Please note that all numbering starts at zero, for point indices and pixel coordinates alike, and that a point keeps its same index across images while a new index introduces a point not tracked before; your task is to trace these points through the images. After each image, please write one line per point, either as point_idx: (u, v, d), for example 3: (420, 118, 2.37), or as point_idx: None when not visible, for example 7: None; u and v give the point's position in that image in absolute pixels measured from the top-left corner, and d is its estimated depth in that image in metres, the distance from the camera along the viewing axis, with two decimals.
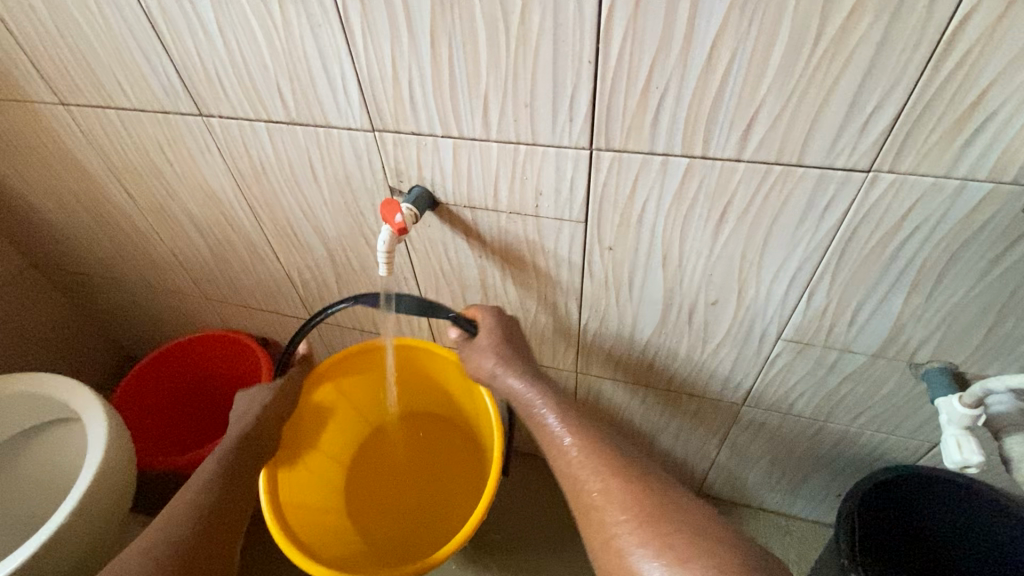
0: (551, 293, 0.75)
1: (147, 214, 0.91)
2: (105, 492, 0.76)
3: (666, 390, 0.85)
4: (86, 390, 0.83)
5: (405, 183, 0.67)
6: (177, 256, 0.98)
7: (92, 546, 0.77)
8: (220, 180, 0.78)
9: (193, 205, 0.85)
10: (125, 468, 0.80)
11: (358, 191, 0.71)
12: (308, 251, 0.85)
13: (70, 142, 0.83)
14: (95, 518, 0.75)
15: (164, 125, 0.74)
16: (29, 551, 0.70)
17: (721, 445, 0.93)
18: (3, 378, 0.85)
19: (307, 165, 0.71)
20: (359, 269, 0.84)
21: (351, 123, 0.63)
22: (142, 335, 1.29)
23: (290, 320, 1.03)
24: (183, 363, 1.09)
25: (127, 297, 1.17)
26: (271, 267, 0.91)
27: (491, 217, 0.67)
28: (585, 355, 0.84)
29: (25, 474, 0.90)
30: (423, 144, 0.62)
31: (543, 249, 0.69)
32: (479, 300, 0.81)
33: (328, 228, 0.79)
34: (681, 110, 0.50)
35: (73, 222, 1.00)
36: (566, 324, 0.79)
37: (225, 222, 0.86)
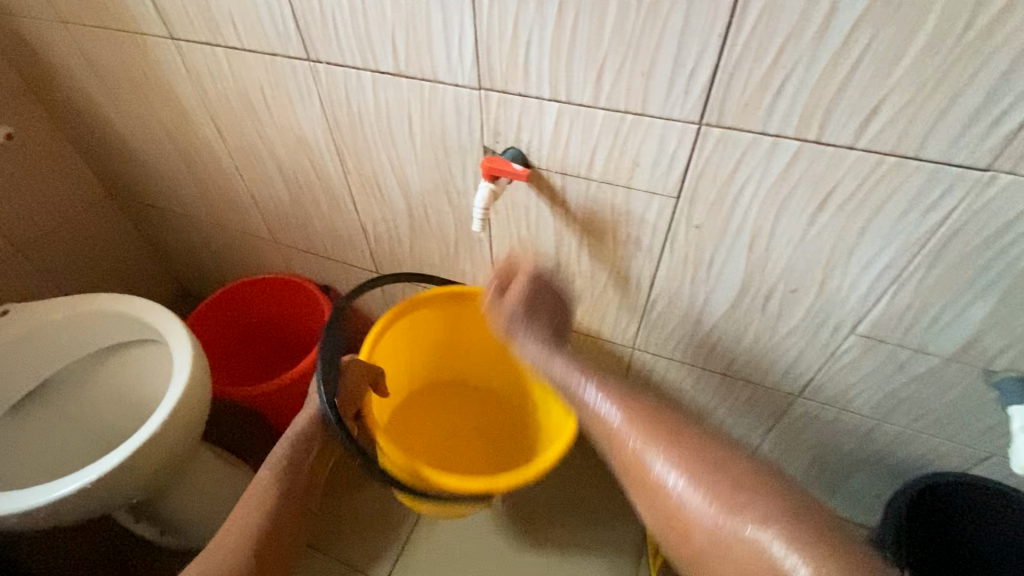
0: (625, 266, 0.76)
1: (235, 155, 0.95)
2: (187, 410, 0.81)
3: (722, 373, 0.86)
4: (172, 316, 0.88)
5: (500, 145, 0.69)
6: (254, 198, 1.02)
7: (170, 456, 0.81)
8: (314, 127, 0.81)
9: (282, 150, 0.88)
10: (204, 392, 0.84)
11: (451, 149, 0.73)
12: (387, 206, 0.88)
13: (172, 79, 0.87)
14: (176, 433, 0.80)
15: (269, 68, 0.76)
16: (124, 451, 0.74)
17: (766, 434, 0.94)
18: (92, 298, 0.89)
19: (405, 119, 0.73)
20: (434, 226, 0.87)
21: (458, 80, 0.65)
22: (204, 274, 1.35)
23: (354, 271, 1.07)
24: (249, 303, 1.14)
25: (196, 235, 1.22)
26: (347, 218, 0.95)
27: (580, 185, 0.68)
28: (645, 332, 0.86)
29: (96, 393, 0.95)
30: (527, 106, 0.63)
31: (628, 222, 0.70)
32: (550, 268, 0.83)
33: (413, 183, 0.81)
34: (803, 93, 0.51)
35: (158, 156, 1.05)
36: (634, 299, 0.81)
37: (310, 170, 0.89)
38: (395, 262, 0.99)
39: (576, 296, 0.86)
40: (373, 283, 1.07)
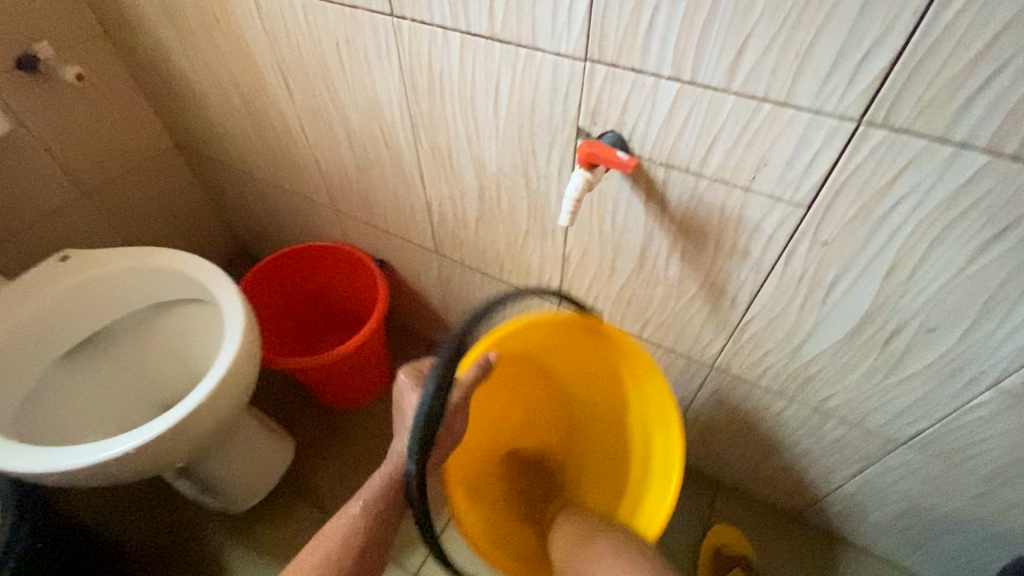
0: (722, 278, 0.67)
1: (302, 114, 0.90)
2: (234, 382, 0.77)
3: (813, 407, 0.76)
4: (226, 281, 0.84)
5: (598, 127, 0.60)
6: (318, 161, 0.97)
7: (214, 427, 0.79)
8: (391, 91, 0.74)
9: (352, 114, 0.82)
10: (252, 363, 0.81)
11: (540, 128, 0.65)
12: (457, 183, 0.80)
13: (245, 27, 0.82)
14: (221, 404, 0.77)
15: (349, 22, 0.69)
16: (169, 421, 0.72)
17: (850, 478, 0.83)
18: (149, 253, 0.87)
19: (492, 90, 0.65)
20: (505, 211, 0.79)
21: (562, 49, 0.56)
22: (260, 234, 1.33)
23: (413, 248, 1.01)
24: (304, 269, 1.11)
25: (255, 194, 1.19)
26: (412, 191, 0.88)
27: (687, 182, 0.59)
28: (730, 351, 0.76)
29: (149, 349, 0.94)
30: (640, 85, 0.54)
31: (736, 228, 0.60)
32: (630, 270, 0.74)
33: (490, 162, 0.73)
34: (1013, 93, 0.40)
35: (225, 110, 1.01)
36: (725, 315, 0.71)
37: (380, 137, 0.83)
38: (457, 244, 0.92)
39: (655, 305, 0.77)
40: (431, 262, 1.01)
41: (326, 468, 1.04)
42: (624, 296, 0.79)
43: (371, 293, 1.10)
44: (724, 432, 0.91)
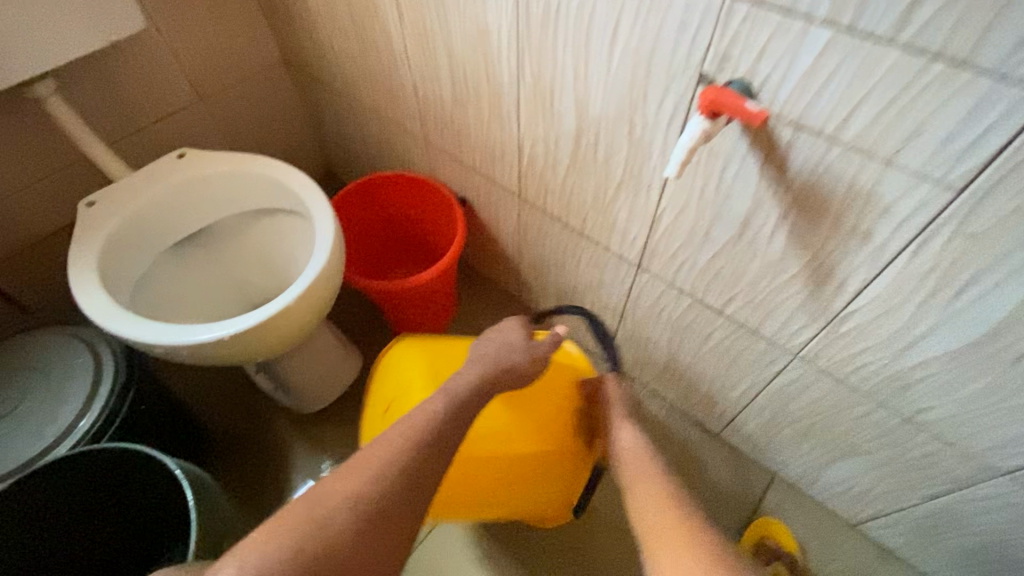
0: (831, 261, 0.61)
1: (408, 38, 0.88)
2: (318, 291, 0.82)
3: (904, 417, 0.70)
4: (319, 195, 0.88)
5: (723, 75, 0.55)
6: (416, 89, 0.96)
7: (297, 329, 0.84)
8: (501, 18, 0.71)
9: (458, 41, 0.80)
10: (335, 275, 0.85)
11: (657, 71, 0.60)
12: (554, 125, 0.77)
13: None
14: (305, 309, 0.81)
15: None
16: (260, 317, 0.77)
17: (928, 499, 0.77)
18: (252, 160, 0.91)
19: (611, 24, 0.60)
20: (600, 160, 0.75)
21: None
22: (350, 158, 1.36)
23: (496, 189, 1.00)
24: (390, 197, 1.14)
25: (351, 118, 1.22)
26: (506, 130, 0.86)
27: (816, 147, 0.53)
28: (822, 342, 0.70)
29: (242, 252, 1.00)
30: (784, 30, 0.48)
31: (863, 206, 0.54)
32: (725, 239, 0.69)
33: (593, 106, 0.70)
34: None
35: (333, 28, 1.02)
36: (824, 302, 0.66)
37: (482, 68, 0.80)
38: (542, 190, 0.90)
39: (746, 281, 0.72)
40: (512, 207, 1.00)
41: None
42: (712, 267, 0.74)
43: (450, 230, 1.11)
44: (793, 426, 0.86)
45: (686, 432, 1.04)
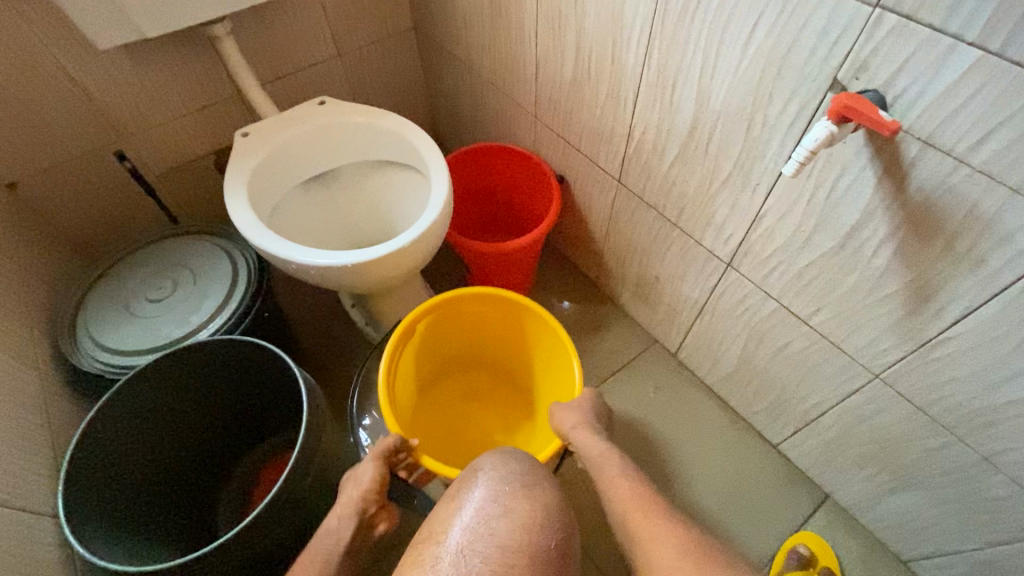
0: (934, 284, 0.61)
1: (541, 17, 0.94)
2: (427, 238, 0.90)
3: (982, 454, 0.69)
4: (438, 153, 0.96)
5: (856, 85, 0.56)
6: (538, 68, 1.02)
7: (402, 272, 0.94)
8: (639, 8, 0.75)
9: (590, 25, 0.84)
10: (442, 227, 0.93)
11: (787, 74, 0.62)
12: (669, 116, 0.80)
13: None
14: (413, 253, 0.90)
15: None
16: (376, 253, 0.86)
17: (991, 544, 0.76)
18: (382, 115, 1.01)
19: (749, 23, 0.62)
20: (710, 154, 0.78)
21: None
22: (459, 126, 1.45)
23: (595, 171, 1.04)
24: (493, 167, 1.22)
25: (468, 88, 1.30)
26: (619, 115, 0.90)
27: (941, 166, 0.54)
28: (908, 365, 0.70)
29: (357, 199, 1.12)
30: (932, 46, 0.49)
31: (980, 232, 0.54)
32: (824, 249, 0.70)
33: (714, 102, 0.72)
34: None
35: (470, 1, 1.09)
36: (917, 325, 0.66)
37: (609, 54, 0.84)
38: (643, 176, 0.93)
39: (838, 293, 0.72)
40: (608, 190, 1.04)
41: None
42: (804, 275, 0.75)
43: (543, 205, 1.18)
44: (858, 448, 0.86)
45: (720, 419, 1.08)
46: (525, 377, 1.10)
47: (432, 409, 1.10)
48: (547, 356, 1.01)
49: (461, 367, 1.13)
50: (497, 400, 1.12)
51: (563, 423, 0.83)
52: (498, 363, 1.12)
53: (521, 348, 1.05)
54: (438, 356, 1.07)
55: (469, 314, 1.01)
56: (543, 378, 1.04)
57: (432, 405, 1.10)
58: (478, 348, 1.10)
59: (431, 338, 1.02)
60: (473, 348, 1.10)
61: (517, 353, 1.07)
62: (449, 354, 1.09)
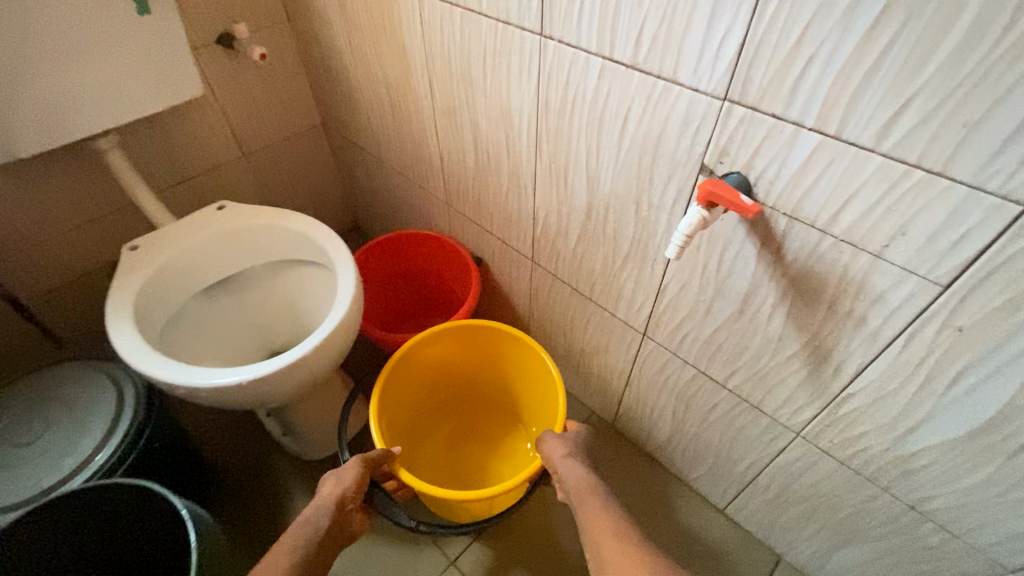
0: (828, 343, 0.63)
1: (438, 113, 0.96)
2: (336, 340, 0.85)
3: (908, 503, 0.69)
4: (344, 249, 0.93)
5: (722, 167, 0.59)
6: (442, 158, 1.04)
7: (312, 378, 0.88)
8: (523, 104, 0.78)
9: (483, 119, 0.87)
10: (352, 324, 0.88)
11: (661, 159, 0.65)
12: (567, 199, 0.83)
13: (405, 29, 0.90)
14: (321, 358, 0.84)
15: (499, 37, 0.74)
16: (277, 365, 0.80)
17: None
18: (284, 215, 0.99)
19: (621, 115, 0.66)
20: (609, 232, 0.80)
21: (700, 87, 0.56)
22: (376, 214, 1.44)
23: (510, 251, 1.05)
24: (411, 253, 1.21)
25: (380, 178, 1.30)
26: (522, 200, 0.92)
27: (809, 236, 0.57)
28: (824, 422, 0.71)
29: (265, 301, 1.06)
30: (777, 132, 0.53)
31: (855, 294, 0.57)
32: (727, 317, 0.72)
33: (604, 185, 0.75)
34: None
35: (372, 100, 1.12)
36: (823, 382, 0.67)
37: (504, 145, 0.87)
38: (554, 255, 0.94)
39: (748, 356, 0.74)
40: (524, 269, 1.04)
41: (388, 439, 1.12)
42: (715, 342, 0.76)
43: (465, 286, 1.17)
44: (798, 506, 0.85)
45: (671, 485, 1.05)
46: (505, 398, 1.15)
47: (426, 452, 1.12)
48: (518, 369, 1.08)
49: (445, 403, 1.17)
50: (485, 427, 1.16)
51: (554, 452, 0.82)
52: (472, 391, 1.17)
53: (495, 370, 1.11)
54: (421, 397, 1.11)
55: (459, 347, 1.06)
56: (519, 393, 1.11)
57: (426, 446, 1.12)
58: (455, 381, 1.14)
59: (404, 390, 1.04)
60: (458, 379, 1.14)
61: (488, 375, 1.13)
62: (428, 396, 1.12)
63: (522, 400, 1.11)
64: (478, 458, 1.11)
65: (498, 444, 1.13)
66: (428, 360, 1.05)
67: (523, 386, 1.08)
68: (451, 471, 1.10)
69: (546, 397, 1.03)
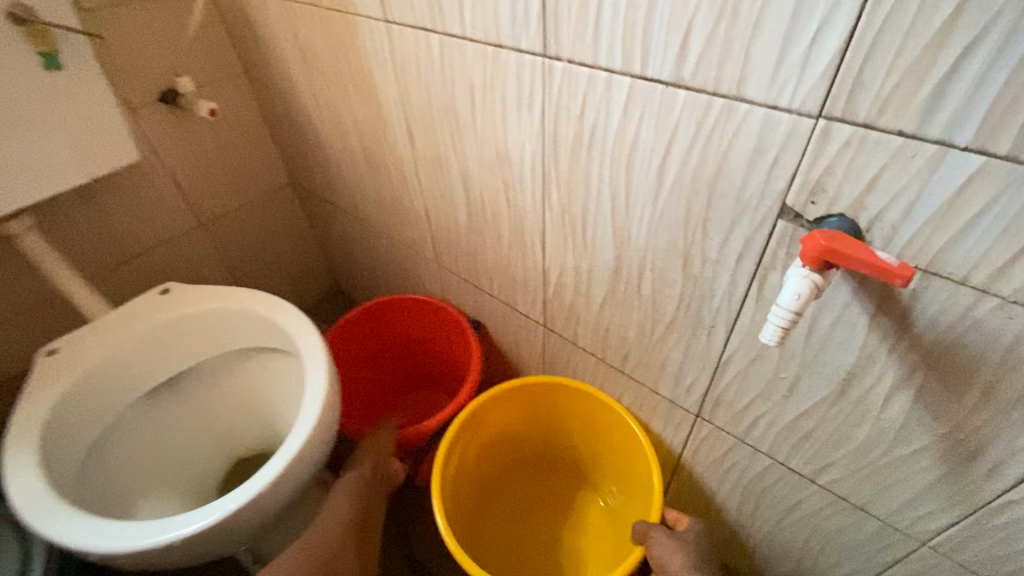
0: (979, 435, 0.45)
1: (419, 162, 0.81)
2: (309, 459, 0.65)
3: None
4: (314, 337, 0.74)
5: (815, 209, 0.43)
6: (428, 213, 0.88)
7: (282, 510, 0.67)
8: (525, 144, 0.62)
9: (475, 166, 0.72)
10: (330, 432, 0.69)
11: (719, 202, 0.49)
12: (588, 256, 0.66)
13: (374, 68, 0.75)
14: (291, 485, 0.64)
15: (490, 64, 0.59)
16: (226, 512, 0.59)
17: None
18: (240, 296, 0.81)
19: (658, 149, 0.50)
20: (645, 294, 0.63)
21: (779, 102, 0.40)
22: (357, 277, 1.27)
23: (517, 317, 0.87)
24: (395, 319, 1.03)
25: (358, 237, 1.14)
26: (529, 258, 0.75)
27: (957, 296, 0.40)
28: (969, 533, 0.52)
29: (222, 399, 0.88)
30: (908, 155, 0.37)
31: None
32: (818, 399, 0.54)
33: (638, 238, 0.58)
34: None
35: (343, 152, 0.97)
36: (967, 485, 0.49)
37: (503, 194, 0.71)
38: (573, 321, 0.77)
39: (850, 448, 0.55)
40: (535, 337, 0.87)
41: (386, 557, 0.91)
42: (799, 429, 0.58)
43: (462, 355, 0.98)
44: None
45: None
46: (571, 459, 0.96)
47: (491, 537, 0.90)
48: (587, 428, 0.89)
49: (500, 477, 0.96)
50: (553, 499, 0.95)
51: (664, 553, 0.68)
52: (532, 456, 0.97)
53: (556, 428, 0.92)
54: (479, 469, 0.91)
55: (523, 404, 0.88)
56: (591, 455, 0.92)
57: (487, 537, 0.91)
58: (509, 448, 0.95)
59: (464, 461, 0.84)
60: (516, 443, 0.95)
61: (551, 436, 0.94)
62: (480, 466, 0.91)
63: (592, 461, 0.93)
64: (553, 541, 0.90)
65: (572, 515, 0.92)
66: (480, 428, 0.86)
67: (593, 443, 0.90)
68: (529, 563, 0.88)
69: (633, 457, 0.84)
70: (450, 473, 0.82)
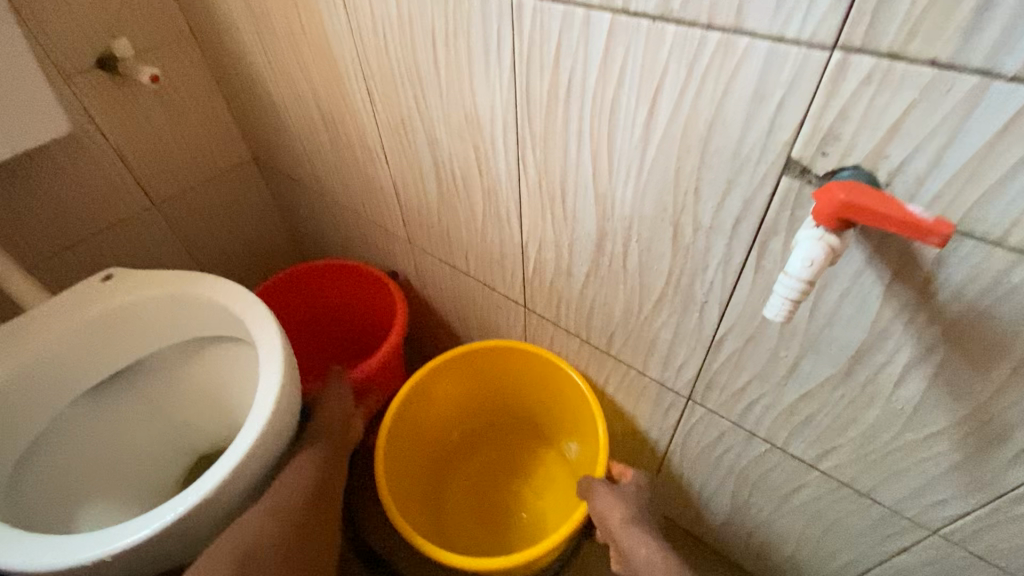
0: (1006, 417, 0.40)
1: (383, 129, 0.73)
2: (264, 458, 0.59)
3: None
4: (269, 324, 0.67)
5: (826, 163, 0.37)
6: (396, 187, 0.81)
7: None
8: (494, 100, 0.55)
9: (442, 130, 0.64)
10: (288, 428, 0.62)
11: (713, 160, 0.42)
12: (568, 228, 0.60)
13: (326, 21, 0.67)
14: (246, 487, 0.58)
15: (452, 7, 0.51)
16: (167, 520, 0.52)
17: None
18: (190, 279, 0.73)
19: (644, 100, 0.43)
20: (632, 269, 0.57)
21: (787, 35, 0.34)
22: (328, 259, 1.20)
23: (495, 298, 0.81)
24: (326, 282, 0.99)
25: (326, 216, 1.06)
26: (505, 233, 0.69)
27: (992, 259, 0.34)
28: (984, 521, 0.48)
29: (178, 393, 0.81)
30: (940, 91, 0.31)
31: None
32: (823, 380, 0.49)
33: (623, 205, 0.52)
34: None
35: (302, 121, 0.88)
36: (987, 470, 0.45)
37: (474, 162, 0.64)
38: (554, 301, 0.71)
39: (856, 433, 0.51)
40: (516, 318, 0.81)
41: (364, 554, 0.86)
42: (802, 412, 0.53)
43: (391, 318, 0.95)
44: None
45: None
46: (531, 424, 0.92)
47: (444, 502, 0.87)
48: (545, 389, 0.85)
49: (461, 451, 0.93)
50: (513, 465, 0.91)
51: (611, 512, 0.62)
52: (492, 421, 0.93)
53: (511, 390, 0.89)
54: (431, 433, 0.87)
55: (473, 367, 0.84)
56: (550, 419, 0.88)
57: (451, 512, 0.86)
58: (464, 415, 0.91)
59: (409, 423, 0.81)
60: (473, 406, 0.91)
61: (509, 398, 0.90)
62: (432, 430, 0.87)
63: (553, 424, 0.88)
64: (522, 512, 0.85)
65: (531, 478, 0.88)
66: (429, 390, 0.82)
67: (549, 404, 0.86)
68: (487, 530, 0.83)
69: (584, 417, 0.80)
70: (392, 438, 0.77)
